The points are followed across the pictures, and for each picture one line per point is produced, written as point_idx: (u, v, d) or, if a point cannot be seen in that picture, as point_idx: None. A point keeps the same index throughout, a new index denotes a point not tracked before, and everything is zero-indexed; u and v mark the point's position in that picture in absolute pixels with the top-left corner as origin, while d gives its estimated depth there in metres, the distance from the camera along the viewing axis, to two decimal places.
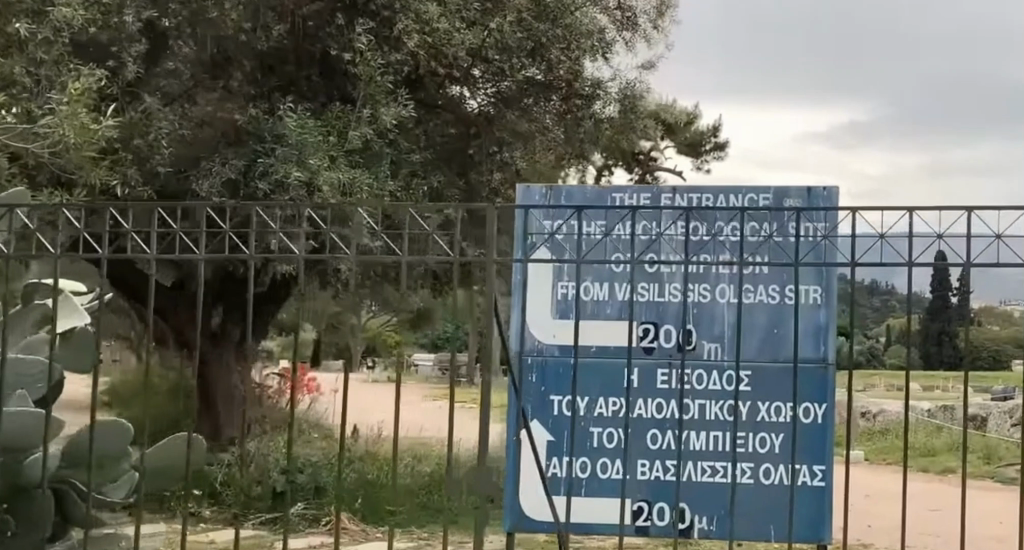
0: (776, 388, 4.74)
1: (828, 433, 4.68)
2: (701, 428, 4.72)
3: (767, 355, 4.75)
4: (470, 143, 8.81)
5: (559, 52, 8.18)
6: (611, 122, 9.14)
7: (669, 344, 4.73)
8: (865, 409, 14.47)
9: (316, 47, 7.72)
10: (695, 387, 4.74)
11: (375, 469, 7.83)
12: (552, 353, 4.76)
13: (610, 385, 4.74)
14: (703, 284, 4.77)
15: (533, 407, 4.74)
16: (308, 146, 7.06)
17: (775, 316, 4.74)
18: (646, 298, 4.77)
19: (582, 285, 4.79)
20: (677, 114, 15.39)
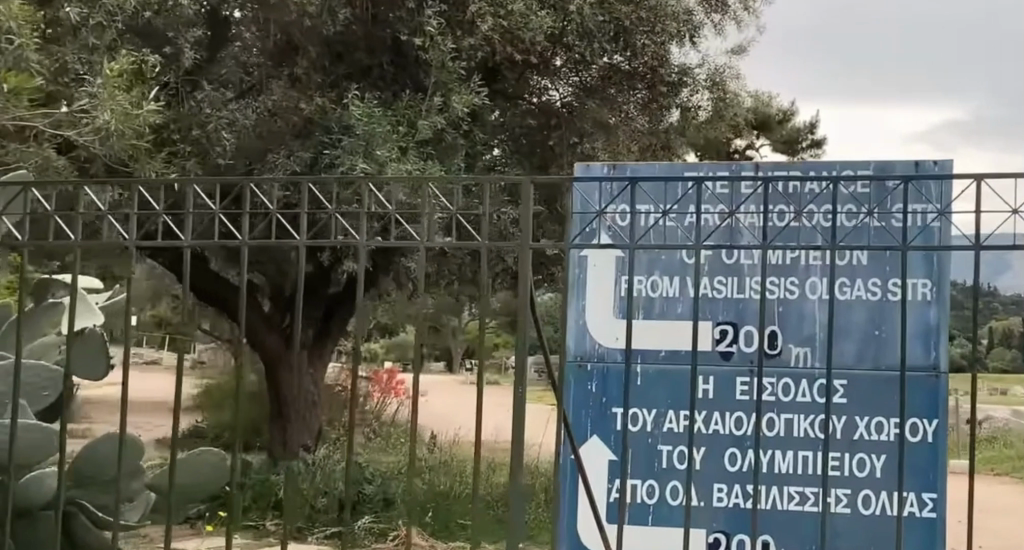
0: (879, 400, 4.24)
1: (941, 454, 4.15)
2: (788, 447, 4.29)
3: (866, 362, 4.26)
4: (548, 134, 8.23)
5: (643, 36, 7.73)
6: (701, 109, 8.78)
7: (749, 348, 4.34)
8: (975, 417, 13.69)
9: (387, 33, 7.26)
10: (782, 399, 4.31)
11: (450, 478, 7.43)
12: (615, 358, 4.48)
13: (681, 395, 4.40)
14: (790, 278, 4.36)
15: (594, 422, 4.46)
16: (376, 136, 6.66)
17: (877, 314, 4.26)
18: (723, 295, 4.40)
19: (651, 280, 4.47)
20: (773, 110, 14.83)
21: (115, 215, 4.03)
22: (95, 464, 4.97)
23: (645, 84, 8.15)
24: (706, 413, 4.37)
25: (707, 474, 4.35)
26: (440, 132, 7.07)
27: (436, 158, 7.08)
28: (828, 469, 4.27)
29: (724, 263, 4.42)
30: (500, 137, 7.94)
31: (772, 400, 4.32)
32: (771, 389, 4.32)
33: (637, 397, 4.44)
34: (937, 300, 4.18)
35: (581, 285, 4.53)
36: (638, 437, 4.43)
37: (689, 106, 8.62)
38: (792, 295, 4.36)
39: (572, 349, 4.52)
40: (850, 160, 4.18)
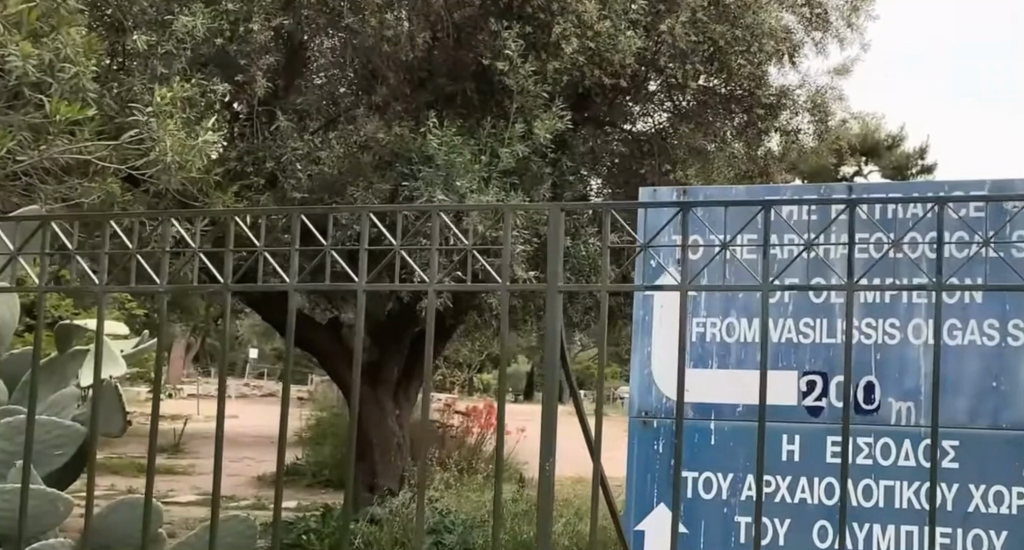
0: (991, 462, 4.40)
1: None
2: (881, 519, 4.50)
3: (982, 420, 4.44)
4: (640, 162, 7.86)
5: (740, 57, 7.25)
6: (803, 134, 8.28)
7: (837, 400, 4.61)
8: None
9: (471, 56, 6.93)
10: (881, 462, 4.54)
11: (535, 526, 7.07)
12: (690, 413, 4.82)
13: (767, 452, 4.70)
14: (890, 320, 4.60)
15: (659, 487, 4.80)
16: (456, 166, 6.27)
17: (995, 364, 4.43)
18: (810, 339, 4.69)
19: (727, 323, 4.81)
20: (880, 136, 14.72)
21: (69, 255, 4.36)
22: (113, 529, 5.31)
23: (741, 107, 7.78)
24: (791, 480, 4.66)
25: (795, 545, 4.61)
26: (525, 160, 6.74)
27: (522, 190, 6.74)
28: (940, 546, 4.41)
29: (806, 308, 4.73)
30: (590, 165, 7.62)
31: (871, 464, 4.55)
32: (871, 450, 4.56)
33: (713, 459, 4.77)
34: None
35: (645, 326, 4.89)
36: (714, 503, 4.74)
37: (789, 130, 8.16)
38: (890, 342, 4.60)
39: (636, 405, 4.88)
40: (963, 182, 4.34)
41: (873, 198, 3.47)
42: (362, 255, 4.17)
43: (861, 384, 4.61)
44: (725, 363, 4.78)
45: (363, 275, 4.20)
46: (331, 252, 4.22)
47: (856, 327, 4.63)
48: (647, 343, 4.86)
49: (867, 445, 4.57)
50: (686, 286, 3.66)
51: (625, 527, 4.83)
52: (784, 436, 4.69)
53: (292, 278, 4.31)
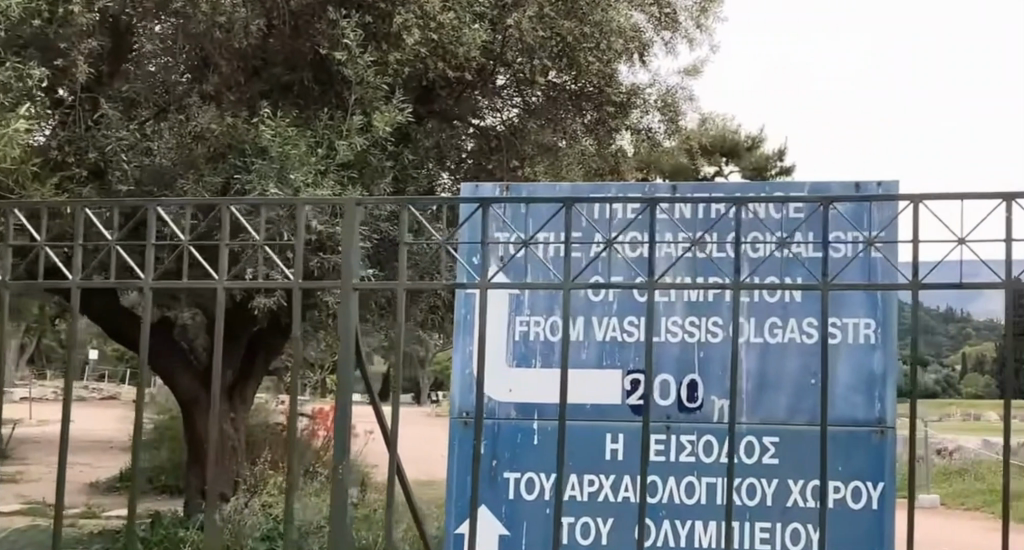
0: (809, 458, 4.80)
1: (883, 518, 4.73)
2: (701, 515, 4.89)
3: (800, 417, 4.81)
4: (489, 160, 7.69)
5: (589, 54, 7.17)
6: (655, 133, 8.20)
7: (662, 398, 4.96)
8: (941, 446, 13.41)
9: (307, 46, 6.63)
10: (705, 458, 4.92)
11: (372, 530, 6.87)
12: (512, 413, 5.22)
13: (591, 451, 5.08)
14: (713, 320, 4.99)
15: (486, 490, 5.18)
16: (291, 157, 6.03)
17: (811, 364, 4.83)
18: (631, 336, 5.10)
19: (549, 323, 5.24)
20: (742, 138, 15.49)
21: None
22: None
23: (591, 104, 7.68)
24: (615, 479, 5.05)
25: (617, 541, 5.01)
26: (364, 154, 6.56)
27: (361, 185, 6.59)
28: (760, 541, 4.80)
29: (628, 308, 5.15)
30: (436, 160, 7.37)
31: (694, 461, 4.93)
32: (693, 448, 4.94)
33: (528, 459, 5.18)
34: (881, 342, 4.83)
35: (464, 323, 5.38)
36: (537, 503, 5.15)
37: (639, 129, 8.07)
38: (711, 340, 4.99)
39: (456, 406, 5.26)
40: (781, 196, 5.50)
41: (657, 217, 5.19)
42: (149, 242, 4.47)
43: (685, 382, 4.98)
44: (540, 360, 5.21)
45: (150, 272, 4.57)
46: (117, 246, 4.49)
47: (680, 325, 5.01)
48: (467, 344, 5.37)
49: (690, 443, 4.95)
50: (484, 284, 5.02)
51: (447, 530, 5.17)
52: (608, 436, 5.07)
53: (75, 276, 4.61)
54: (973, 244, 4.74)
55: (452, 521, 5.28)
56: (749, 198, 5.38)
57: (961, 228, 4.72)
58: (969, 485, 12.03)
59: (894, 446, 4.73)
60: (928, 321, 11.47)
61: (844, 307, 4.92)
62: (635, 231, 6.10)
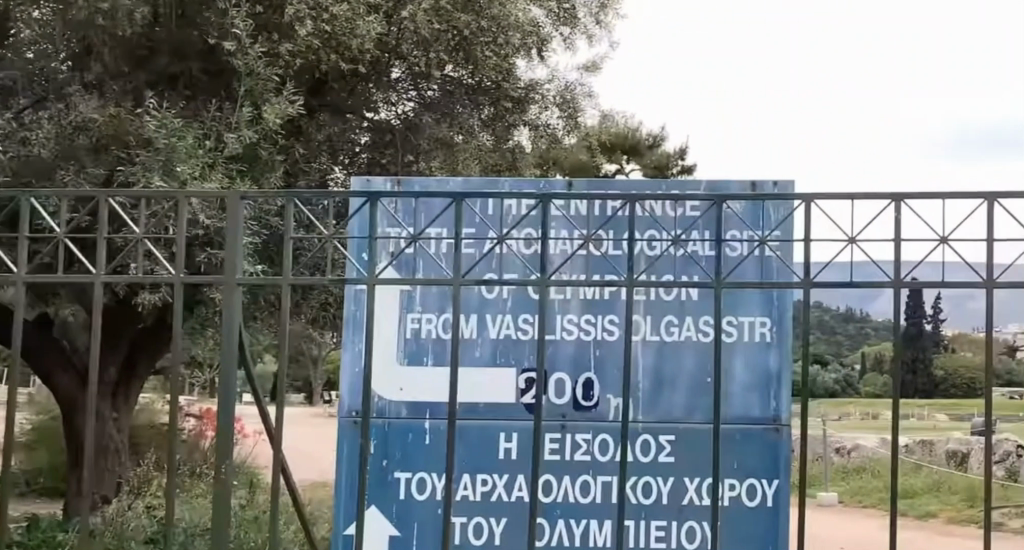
0: (702, 456, 5.28)
1: (776, 510, 5.25)
2: (596, 511, 5.36)
3: (695, 416, 5.29)
4: (383, 154, 7.55)
5: (486, 48, 7.09)
6: (555, 130, 8.08)
7: (557, 397, 5.43)
8: (839, 444, 13.49)
9: (195, 35, 6.42)
10: (600, 456, 5.40)
11: (262, 533, 6.68)
12: (401, 412, 5.55)
13: (486, 450, 5.49)
14: (608, 319, 5.46)
15: (374, 490, 5.49)
16: (178, 150, 5.83)
17: (702, 365, 5.31)
18: (525, 336, 5.53)
19: (441, 321, 5.57)
20: (643, 137, 15.62)
21: None
22: None
23: (488, 100, 7.55)
24: (507, 478, 5.46)
25: (512, 535, 5.41)
26: (254, 147, 6.40)
27: (251, 178, 6.42)
28: (655, 537, 5.25)
29: (520, 307, 5.58)
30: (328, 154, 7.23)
31: (591, 459, 5.40)
32: (589, 447, 5.41)
33: (420, 459, 5.51)
34: (777, 341, 5.31)
35: (354, 323, 5.61)
36: (428, 503, 5.48)
37: (538, 126, 7.94)
38: (603, 341, 5.45)
39: (347, 407, 5.53)
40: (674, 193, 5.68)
41: (550, 213, 5.47)
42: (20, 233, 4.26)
43: (581, 382, 5.45)
44: (428, 360, 5.55)
45: (23, 265, 4.36)
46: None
47: (577, 324, 5.46)
48: (356, 342, 5.60)
49: (585, 442, 5.41)
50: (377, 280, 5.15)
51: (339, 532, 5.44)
52: (502, 435, 5.48)
53: None
54: (863, 242, 4.77)
55: (339, 524, 5.51)
56: (641, 196, 5.64)
57: (851, 227, 4.76)
58: (866, 483, 12.09)
59: (788, 443, 5.25)
60: (828, 320, 11.52)
61: (739, 307, 5.41)
62: (529, 227, 6.23)
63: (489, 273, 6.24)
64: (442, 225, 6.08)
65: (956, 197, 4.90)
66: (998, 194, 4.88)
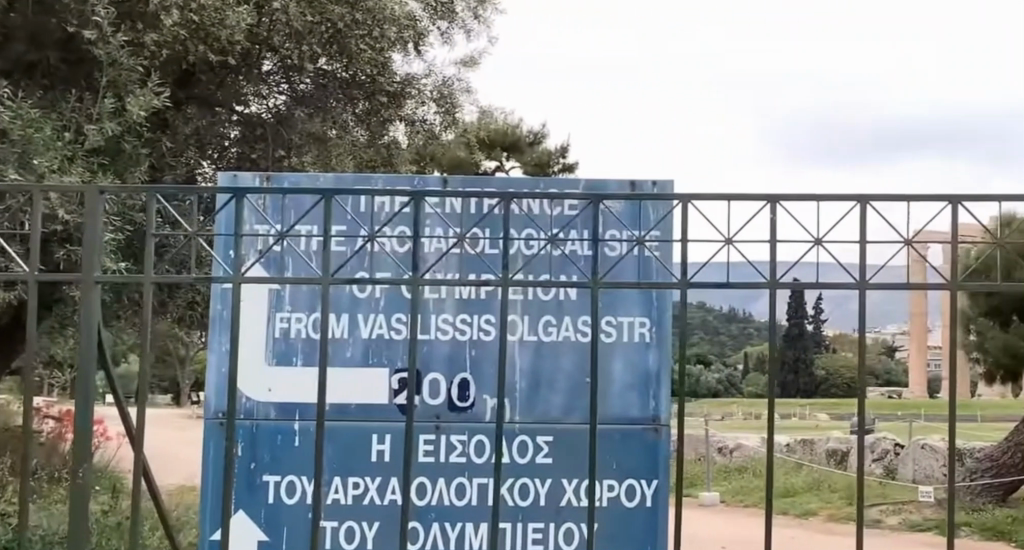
0: (578, 458, 5.38)
1: (653, 512, 5.36)
2: (471, 514, 5.41)
3: (573, 416, 5.39)
4: (254, 148, 7.47)
5: (360, 41, 7.10)
6: (431, 123, 8.17)
7: (431, 398, 5.45)
8: (721, 443, 13.58)
9: (54, 23, 6.16)
10: (475, 458, 5.44)
11: (122, 541, 6.45)
12: (269, 413, 5.40)
13: (357, 453, 5.45)
14: (484, 318, 5.51)
15: (239, 495, 5.35)
16: (34, 143, 5.57)
17: (580, 364, 5.42)
18: (397, 335, 5.50)
19: (310, 320, 5.45)
20: (523, 133, 15.73)
21: None
22: None
23: (364, 94, 7.59)
24: (380, 481, 5.45)
25: (385, 540, 5.41)
26: (116, 141, 6.18)
27: (114, 173, 6.24)
28: (532, 541, 5.34)
29: (394, 306, 5.53)
30: (195, 149, 7.12)
31: (465, 461, 5.45)
32: (464, 449, 5.45)
33: (289, 460, 5.39)
34: (656, 341, 5.42)
35: (220, 321, 5.45)
36: (297, 507, 5.37)
37: (414, 119, 8.03)
38: (479, 341, 5.50)
39: (212, 407, 5.39)
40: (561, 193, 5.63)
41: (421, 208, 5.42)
42: None
43: (456, 382, 5.47)
44: (297, 360, 5.44)
45: None
46: None
47: (452, 323, 5.49)
48: (222, 342, 5.42)
49: (460, 444, 5.46)
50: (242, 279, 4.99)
51: (205, 538, 5.34)
52: (375, 437, 5.45)
53: None
54: (740, 243, 4.76)
55: (205, 530, 5.39)
56: (516, 193, 5.60)
57: (729, 228, 4.74)
58: (747, 482, 12.16)
59: (667, 444, 5.35)
60: (709, 320, 11.56)
61: (619, 306, 5.46)
62: (402, 226, 6.15)
63: (360, 271, 6.12)
64: (310, 222, 5.95)
65: (829, 198, 4.92)
66: (871, 196, 4.91)
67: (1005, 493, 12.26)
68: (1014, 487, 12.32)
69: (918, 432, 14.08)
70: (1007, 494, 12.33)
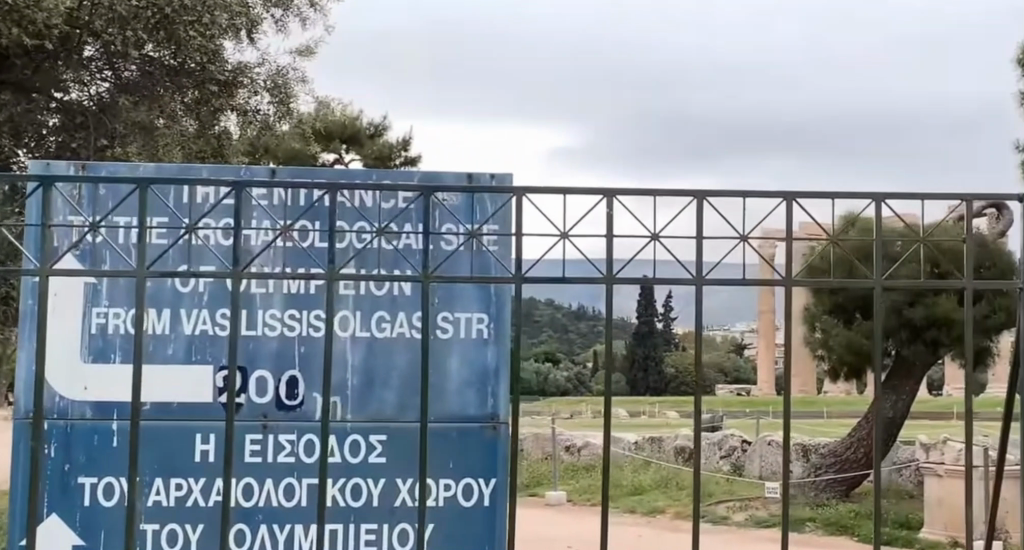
0: (411, 457, 5.29)
1: (490, 511, 5.31)
2: (301, 516, 5.26)
3: (408, 414, 5.31)
4: (75, 135, 8.32)
5: (189, 28, 7.83)
6: (265, 113, 9.06)
7: (258, 396, 5.28)
8: (569, 443, 13.61)
9: None
10: (305, 458, 5.29)
11: None
12: (86, 413, 5.15)
13: (181, 453, 5.24)
14: (315, 313, 5.35)
15: (52, 497, 5.10)
16: None
17: (413, 362, 5.32)
18: (221, 331, 5.30)
19: (128, 315, 5.20)
20: (363, 126, 16.21)
21: None
22: None
23: (193, 83, 8.43)
24: (205, 483, 5.23)
25: (208, 544, 5.20)
26: None
27: None
28: (365, 542, 5.26)
29: (219, 300, 5.33)
30: (10, 135, 8.08)
31: (294, 461, 5.28)
32: (293, 448, 5.28)
33: (103, 460, 5.14)
34: (494, 337, 5.36)
35: (32, 316, 5.18)
36: (115, 510, 5.13)
37: (248, 109, 8.87)
38: (309, 337, 5.34)
39: (23, 406, 5.12)
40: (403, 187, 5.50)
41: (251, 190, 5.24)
42: None
43: (284, 380, 5.31)
44: (115, 357, 5.17)
45: None
46: None
47: (280, 318, 5.32)
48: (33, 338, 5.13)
49: (289, 443, 5.29)
50: (52, 272, 4.71)
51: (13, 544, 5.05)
52: (198, 437, 5.25)
53: None
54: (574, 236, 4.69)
55: (13, 535, 5.12)
56: (345, 185, 5.42)
57: (565, 223, 4.68)
58: (594, 481, 12.14)
59: (506, 442, 5.33)
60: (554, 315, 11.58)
61: (456, 301, 5.38)
62: (226, 218, 5.94)
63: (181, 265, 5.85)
64: (130, 215, 5.68)
65: (664, 194, 4.89)
66: (706, 192, 4.90)
67: (849, 488, 12.50)
68: (858, 482, 12.57)
69: (764, 429, 14.29)
70: (850, 489, 12.58)
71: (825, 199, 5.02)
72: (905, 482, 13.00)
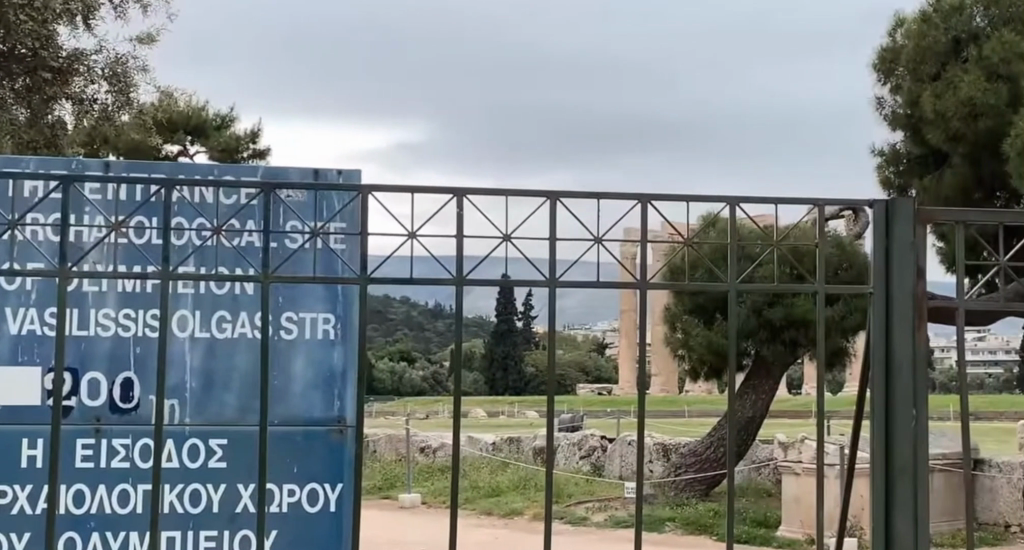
0: (253, 461, 5.06)
1: (338, 516, 5.10)
2: (136, 524, 4.96)
3: (249, 417, 5.10)
4: None
5: (18, 12, 8.11)
6: (100, 102, 9.24)
7: (90, 399, 5.00)
8: (425, 444, 13.48)
9: None
10: (141, 463, 4.99)
11: None
12: None
13: (5, 460, 4.92)
14: (150, 312, 5.10)
15: None
16: None
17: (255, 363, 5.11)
18: (49, 331, 5.02)
19: None
20: (211, 118, 15.89)
21: None
22: None
23: (23, 70, 8.56)
24: (32, 490, 4.92)
25: None
26: None
27: None
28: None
29: (47, 298, 5.04)
30: None
31: (129, 466, 4.99)
32: (127, 453, 4.98)
33: None
34: (341, 337, 5.17)
35: None
36: None
37: (83, 99, 9.11)
38: (144, 337, 5.10)
39: None
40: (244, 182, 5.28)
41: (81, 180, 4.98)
42: None
43: (118, 383, 5.05)
44: None
45: None
46: None
47: (114, 317, 5.06)
48: None
49: (123, 447, 4.99)
50: None
51: None
52: (25, 441, 4.94)
53: None
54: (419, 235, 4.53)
55: None
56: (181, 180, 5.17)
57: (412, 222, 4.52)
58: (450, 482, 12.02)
59: (352, 445, 5.14)
60: None
61: (300, 301, 5.17)
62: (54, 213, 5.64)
63: (5, 261, 5.54)
64: None
65: (514, 194, 4.76)
66: (558, 193, 4.77)
67: (707, 487, 12.59)
68: (716, 482, 12.64)
69: (624, 428, 14.32)
70: (709, 488, 12.66)
71: (679, 202, 4.92)
72: (763, 480, 13.14)
